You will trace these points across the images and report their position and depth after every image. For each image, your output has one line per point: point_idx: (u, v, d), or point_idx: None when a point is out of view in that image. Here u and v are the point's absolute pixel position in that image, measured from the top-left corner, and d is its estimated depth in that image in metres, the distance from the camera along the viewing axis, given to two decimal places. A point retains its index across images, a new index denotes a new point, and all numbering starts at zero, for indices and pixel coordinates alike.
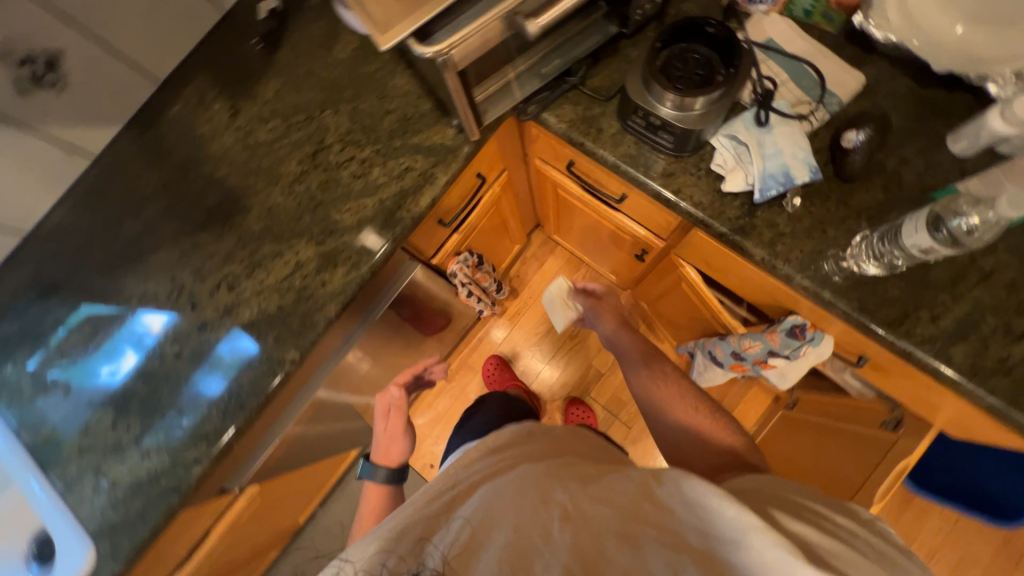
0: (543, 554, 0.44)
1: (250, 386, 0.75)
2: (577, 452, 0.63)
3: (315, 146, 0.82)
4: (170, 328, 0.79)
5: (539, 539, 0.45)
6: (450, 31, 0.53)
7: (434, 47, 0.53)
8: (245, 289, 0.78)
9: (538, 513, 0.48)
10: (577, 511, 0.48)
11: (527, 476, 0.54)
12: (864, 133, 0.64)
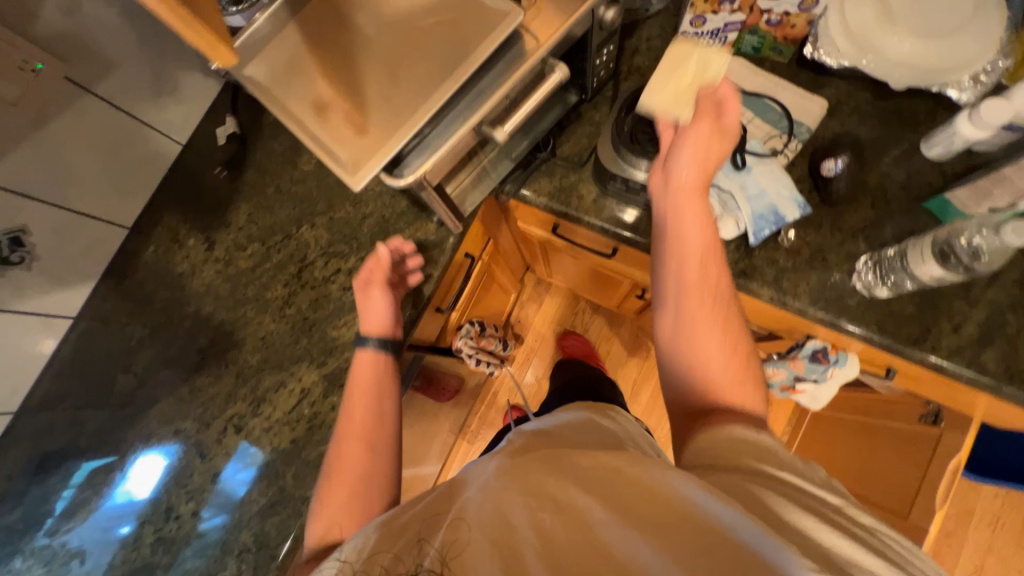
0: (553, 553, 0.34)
1: (277, 533, 0.71)
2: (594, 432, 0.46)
3: (298, 265, 0.81)
4: (182, 485, 0.75)
5: (533, 541, 0.34)
6: (422, 154, 0.52)
7: (409, 174, 0.52)
8: (254, 427, 0.75)
9: (553, 502, 0.36)
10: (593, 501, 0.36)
11: (542, 459, 0.41)
12: (842, 160, 0.64)
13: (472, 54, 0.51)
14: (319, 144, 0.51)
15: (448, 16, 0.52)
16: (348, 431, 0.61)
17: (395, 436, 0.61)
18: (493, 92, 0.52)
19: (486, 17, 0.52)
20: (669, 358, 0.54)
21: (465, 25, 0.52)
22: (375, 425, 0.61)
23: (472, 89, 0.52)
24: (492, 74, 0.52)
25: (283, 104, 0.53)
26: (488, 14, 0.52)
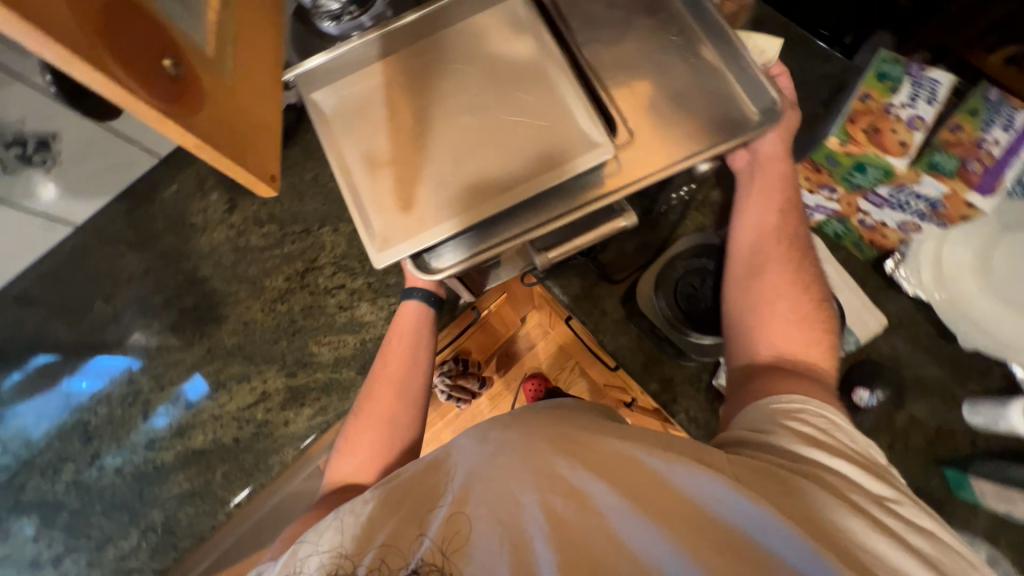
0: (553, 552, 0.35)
1: (186, 523, 0.69)
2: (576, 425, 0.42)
3: (306, 264, 0.78)
4: (117, 437, 0.74)
5: (542, 521, 0.36)
6: (460, 253, 0.49)
7: (439, 272, 0.49)
8: (204, 409, 0.73)
9: (564, 495, 0.37)
10: (605, 495, 0.37)
11: (544, 431, 0.40)
12: (877, 395, 0.61)
13: (546, 176, 0.48)
14: (360, 205, 0.48)
15: (538, 122, 0.50)
16: (386, 378, 0.59)
17: (427, 390, 0.60)
18: (554, 216, 0.49)
19: (574, 139, 0.49)
20: (734, 320, 0.55)
21: (550, 140, 0.49)
22: (408, 376, 0.59)
23: (535, 203, 0.49)
24: (561, 195, 0.49)
25: (340, 148, 0.50)
26: (578, 138, 0.49)
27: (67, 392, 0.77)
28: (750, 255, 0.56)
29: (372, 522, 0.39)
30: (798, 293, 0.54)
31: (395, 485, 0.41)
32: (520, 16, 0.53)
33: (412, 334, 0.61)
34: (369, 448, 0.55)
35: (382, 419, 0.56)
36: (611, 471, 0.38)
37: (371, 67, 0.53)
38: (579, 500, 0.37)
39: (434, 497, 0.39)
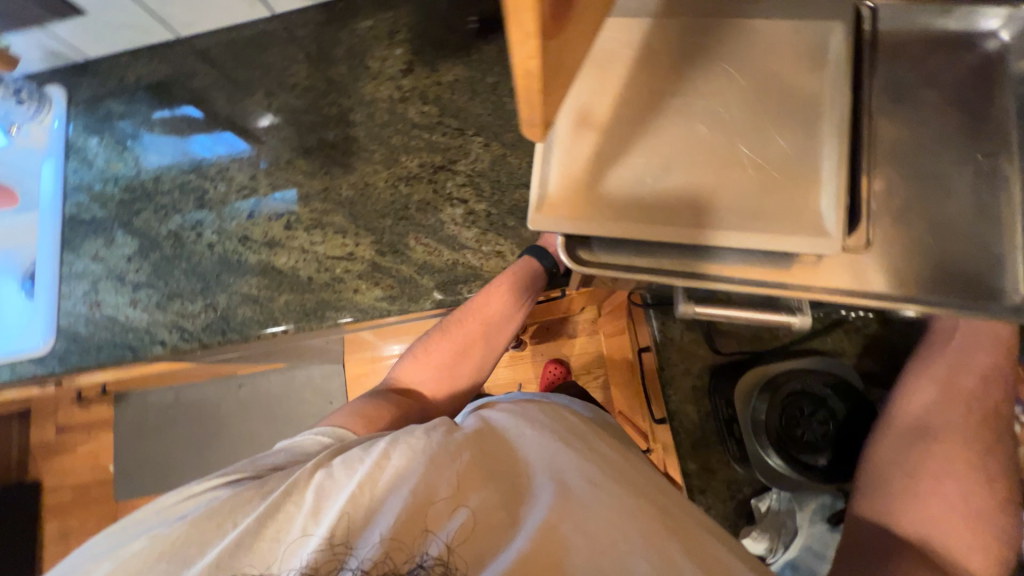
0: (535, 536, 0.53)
1: (239, 321, 0.76)
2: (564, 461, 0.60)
3: (444, 162, 0.77)
4: (222, 217, 0.80)
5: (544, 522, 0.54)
6: (613, 259, 0.54)
7: (586, 267, 0.54)
8: (298, 237, 0.77)
9: (563, 510, 0.54)
10: (596, 538, 0.52)
11: (573, 440, 0.64)
12: None
13: (723, 238, 0.48)
14: (558, 160, 0.52)
15: (774, 177, 0.49)
16: (480, 316, 0.75)
17: (501, 342, 0.79)
18: (712, 282, 0.53)
19: (807, 220, 0.48)
20: (892, 460, 0.65)
21: (787, 212, 0.48)
22: (498, 320, 0.77)
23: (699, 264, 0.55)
24: (730, 267, 0.53)
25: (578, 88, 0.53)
26: (813, 222, 0.47)
27: (191, 147, 0.84)
28: (916, 423, 0.67)
29: (429, 479, 0.56)
30: (970, 484, 0.60)
31: (443, 462, 0.58)
32: (812, 49, 0.52)
33: (504, 303, 0.75)
34: (437, 371, 0.77)
35: (454, 348, 0.76)
36: (603, 503, 0.55)
37: (641, 30, 0.54)
38: (582, 526, 0.53)
39: (477, 469, 0.59)
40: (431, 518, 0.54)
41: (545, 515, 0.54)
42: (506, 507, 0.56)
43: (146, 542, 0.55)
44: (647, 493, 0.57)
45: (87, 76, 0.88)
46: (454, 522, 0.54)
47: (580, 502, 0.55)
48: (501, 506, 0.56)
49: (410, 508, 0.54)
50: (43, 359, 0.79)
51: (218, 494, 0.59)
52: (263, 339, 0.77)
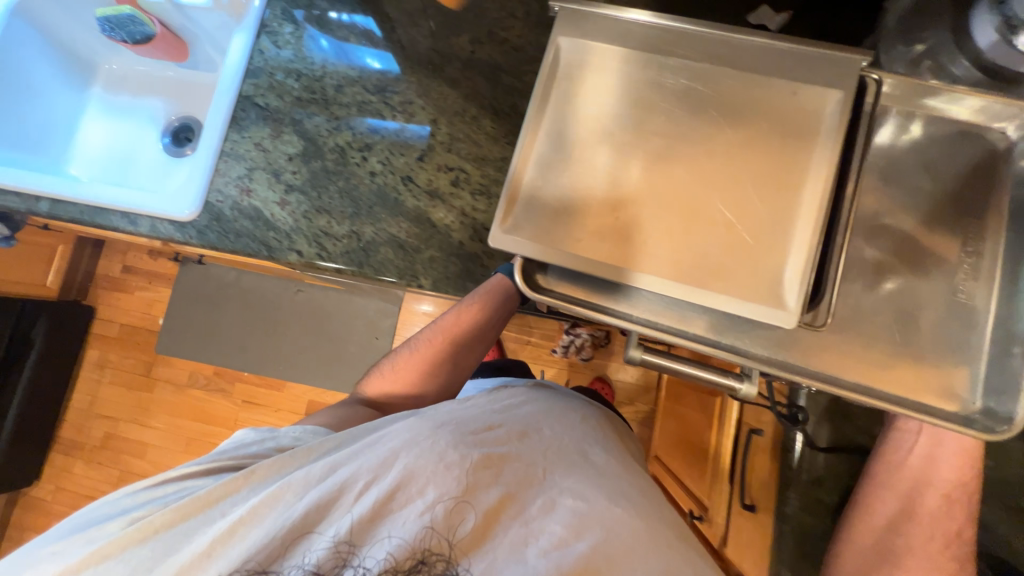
0: (541, 542, 0.53)
1: (379, 259, 0.74)
2: (557, 466, 0.60)
3: None
4: (391, 150, 0.77)
5: (552, 537, 0.53)
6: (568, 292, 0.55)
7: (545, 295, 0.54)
8: (460, 196, 0.74)
9: (580, 525, 0.54)
10: (611, 554, 0.52)
11: (568, 444, 0.65)
12: None
13: (636, 274, 0.50)
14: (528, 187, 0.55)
15: (745, 240, 0.50)
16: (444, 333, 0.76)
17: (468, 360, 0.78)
18: (629, 318, 0.54)
19: (765, 287, 0.48)
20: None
21: (736, 275, 0.49)
22: (466, 340, 0.77)
23: None
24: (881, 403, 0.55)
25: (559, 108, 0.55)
26: (771, 295, 0.48)
27: (353, 57, 0.82)
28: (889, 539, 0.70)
29: (441, 484, 0.54)
30: None
31: (454, 465, 0.55)
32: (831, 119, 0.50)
33: (469, 324, 0.75)
34: (406, 385, 0.76)
35: (421, 364, 0.77)
36: (618, 522, 0.55)
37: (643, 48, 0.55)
38: (601, 543, 0.53)
39: (491, 474, 0.56)
40: (446, 522, 0.53)
41: (559, 530, 0.53)
42: (522, 509, 0.55)
43: (122, 527, 0.56)
44: (659, 527, 0.57)
45: None
46: (469, 524, 0.53)
47: (599, 515, 0.55)
48: (511, 508, 0.55)
49: (426, 510, 0.53)
50: (182, 226, 0.79)
51: (194, 482, 0.61)
52: (393, 284, 0.76)
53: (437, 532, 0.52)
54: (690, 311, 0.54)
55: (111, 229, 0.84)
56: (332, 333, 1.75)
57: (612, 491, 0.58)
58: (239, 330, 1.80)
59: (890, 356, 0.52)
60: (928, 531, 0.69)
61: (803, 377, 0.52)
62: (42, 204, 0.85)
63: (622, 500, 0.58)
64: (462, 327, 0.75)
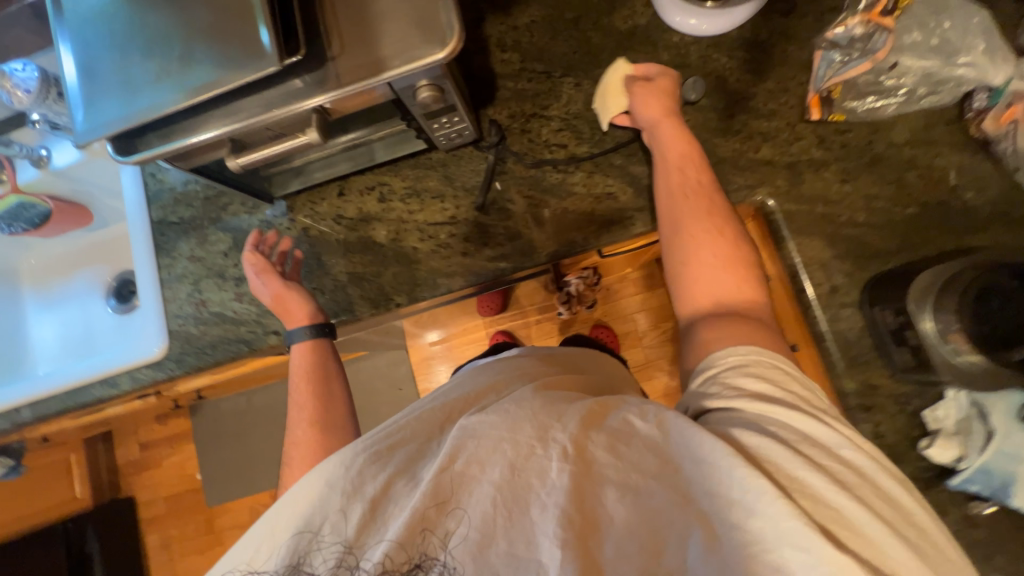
0: (406, 484, 0.45)
1: (350, 300, 0.74)
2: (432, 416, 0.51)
3: (536, 110, 0.73)
4: (310, 202, 0.77)
5: (383, 478, 0.45)
6: (149, 144, 0.54)
7: (140, 155, 0.54)
8: (394, 207, 0.75)
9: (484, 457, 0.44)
10: (484, 458, 0.44)
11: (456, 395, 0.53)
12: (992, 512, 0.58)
13: (160, 93, 0.50)
14: (71, 76, 0.53)
15: (219, 17, 0.49)
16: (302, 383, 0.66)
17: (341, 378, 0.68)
18: (185, 135, 0.53)
19: (245, 41, 0.48)
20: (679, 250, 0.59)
21: (226, 48, 0.49)
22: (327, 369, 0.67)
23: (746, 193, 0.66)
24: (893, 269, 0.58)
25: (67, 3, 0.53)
26: (250, 44, 0.48)
27: None
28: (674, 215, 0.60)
29: (322, 504, 0.45)
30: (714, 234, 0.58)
31: (326, 480, 0.46)
32: None
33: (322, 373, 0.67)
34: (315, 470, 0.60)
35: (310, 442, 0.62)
36: (507, 429, 0.45)
37: None
38: (476, 456, 0.44)
39: (379, 465, 0.46)
40: (327, 531, 0.44)
41: (471, 470, 0.44)
42: (395, 466, 0.46)
43: None
44: (563, 416, 0.46)
45: None
46: (356, 517, 0.44)
47: (481, 436, 0.45)
48: (405, 483, 0.45)
49: (319, 543, 0.44)
50: (159, 363, 0.79)
51: None
52: (374, 317, 0.76)
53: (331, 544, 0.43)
54: (221, 113, 0.53)
55: (101, 401, 0.84)
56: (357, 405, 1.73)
57: (516, 399, 0.49)
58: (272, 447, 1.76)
59: (392, 43, 0.51)
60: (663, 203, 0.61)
61: (323, 95, 0.51)
62: (24, 412, 0.84)
63: (530, 402, 0.48)
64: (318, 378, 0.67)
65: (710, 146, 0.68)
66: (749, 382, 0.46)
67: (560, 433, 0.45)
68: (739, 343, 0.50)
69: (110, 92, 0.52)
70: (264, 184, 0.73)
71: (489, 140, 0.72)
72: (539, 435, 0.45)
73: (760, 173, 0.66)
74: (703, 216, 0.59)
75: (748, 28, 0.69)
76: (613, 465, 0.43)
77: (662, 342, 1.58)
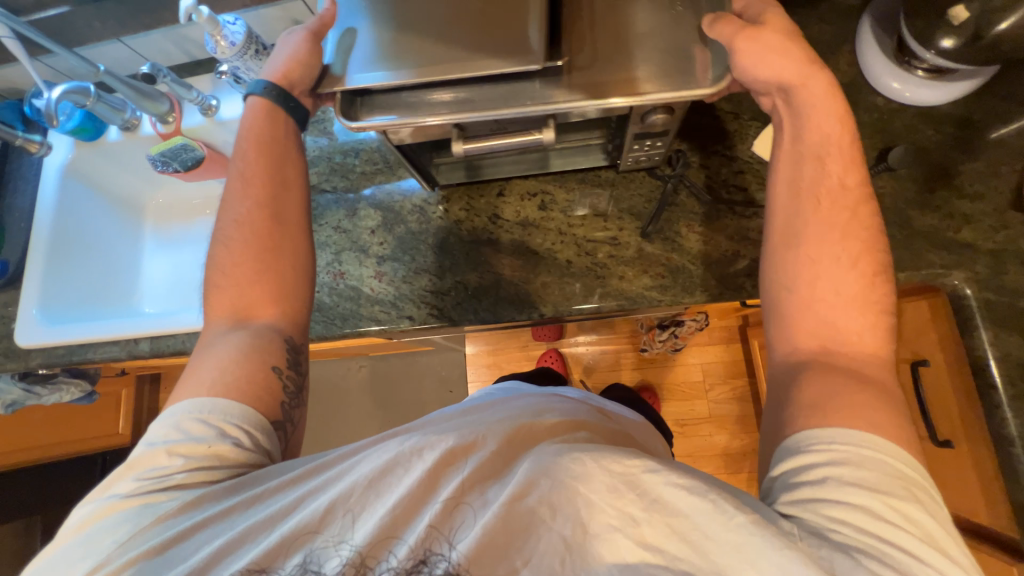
0: (475, 494, 0.45)
1: (492, 301, 0.73)
2: (500, 422, 0.50)
3: (718, 148, 0.71)
4: (468, 196, 0.77)
5: (460, 479, 0.46)
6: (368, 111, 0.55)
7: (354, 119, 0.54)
8: (553, 217, 0.74)
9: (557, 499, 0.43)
10: (557, 503, 0.43)
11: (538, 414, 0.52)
12: None
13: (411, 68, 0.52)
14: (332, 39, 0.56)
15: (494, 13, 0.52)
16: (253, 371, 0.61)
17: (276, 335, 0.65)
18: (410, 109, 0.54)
19: (516, 38, 0.50)
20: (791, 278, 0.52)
21: (490, 43, 0.51)
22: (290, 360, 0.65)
23: (941, 272, 0.62)
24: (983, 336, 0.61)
25: None
26: (519, 42, 0.50)
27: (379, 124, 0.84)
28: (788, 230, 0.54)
29: (396, 492, 0.46)
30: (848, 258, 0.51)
31: (394, 464, 0.47)
32: None
33: (259, 139, 0.68)
34: (265, 293, 0.65)
35: (275, 271, 0.66)
36: (586, 480, 0.43)
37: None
38: (551, 499, 0.44)
39: (454, 466, 0.47)
40: (391, 525, 0.45)
41: (535, 501, 0.44)
42: (465, 471, 0.46)
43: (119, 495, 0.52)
44: (650, 478, 0.42)
45: None
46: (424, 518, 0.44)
47: (556, 477, 0.44)
48: (478, 494, 0.45)
49: (344, 536, 0.45)
50: None
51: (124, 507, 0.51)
52: (511, 323, 0.74)
53: (394, 536, 0.44)
54: (425, 101, 0.54)
55: None
56: (404, 398, 1.72)
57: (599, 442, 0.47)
58: (312, 422, 1.76)
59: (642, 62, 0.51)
60: (790, 221, 0.53)
61: (553, 103, 0.51)
62: (142, 345, 0.85)
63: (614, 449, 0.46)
64: (259, 163, 0.68)
65: (904, 216, 0.65)
66: (851, 489, 0.40)
67: (637, 495, 0.42)
68: (846, 424, 0.43)
69: (366, 61, 0.54)
70: (432, 170, 0.73)
71: (665, 168, 0.71)
72: (621, 490, 0.42)
73: (957, 255, 0.63)
74: (848, 237, 0.51)
75: (956, 105, 0.67)
76: (675, 542, 0.41)
77: (729, 399, 1.52)
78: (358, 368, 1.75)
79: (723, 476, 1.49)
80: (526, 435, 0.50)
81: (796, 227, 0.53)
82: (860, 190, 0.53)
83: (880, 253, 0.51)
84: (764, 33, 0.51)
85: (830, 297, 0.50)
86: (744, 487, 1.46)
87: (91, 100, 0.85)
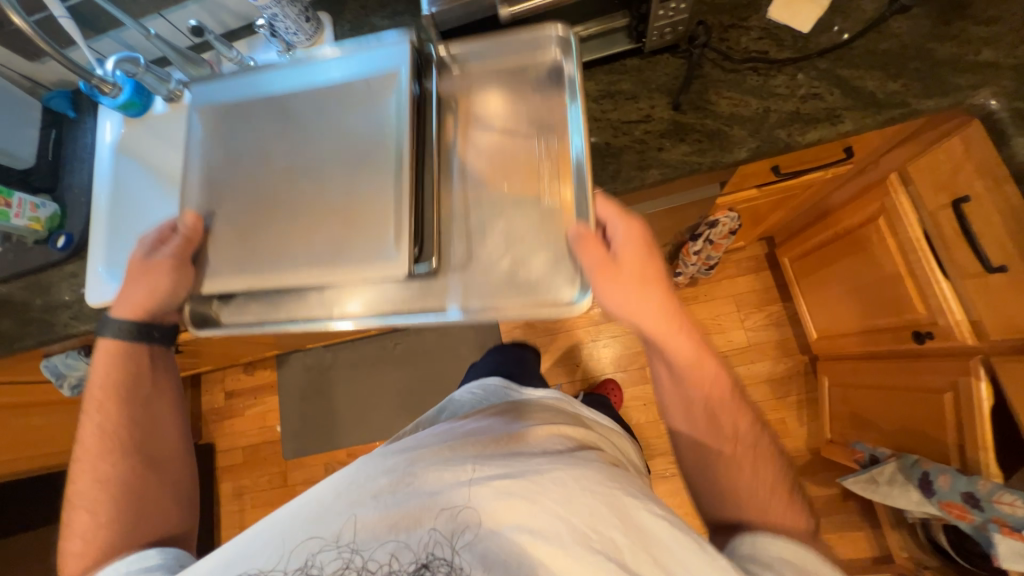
0: (439, 524, 0.56)
1: None
2: (465, 450, 0.64)
3: (734, 21, 0.75)
4: None
5: (431, 524, 0.56)
6: (238, 321, 0.69)
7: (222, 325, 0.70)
8: (586, 108, 0.78)
9: (530, 522, 0.55)
10: (542, 523, 0.55)
11: (498, 441, 0.66)
12: None
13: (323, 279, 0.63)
14: (213, 264, 0.66)
15: (352, 216, 0.64)
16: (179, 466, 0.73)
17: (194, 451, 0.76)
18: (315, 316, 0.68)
19: (374, 258, 0.62)
20: (700, 485, 0.67)
21: (350, 251, 0.63)
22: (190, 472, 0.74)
23: (972, 91, 0.65)
24: None
25: (217, 202, 0.67)
26: (382, 253, 0.62)
27: None
28: (692, 441, 0.67)
29: (375, 532, 0.55)
30: (737, 411, 0.67)
31: (388, 484, 0.59)
32: None
33: (115, 401, 0.69)
34: (153, 516, 0.66)
35: (157, 502, 0.68)
36: (567, 506, 0.56)
37: (401, 116, 0.65)
38: (533, 525, 0.55)
39: (439, 476, 0.60)
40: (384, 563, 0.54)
41: (508, 535, 0.55)
42: (446, 496, 0.57)
43: None
44: (632, 504, 0.58)
45: (343, 5, 0.96)
46: (424, 531, 0.55)
47: (540, 503, 0.56)
48: (472, 510, 0.56)
49: (348, 546, 0.55)
50: None
51: None
52: None
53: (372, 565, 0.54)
54: (426, 285, 0.69)
55: None
56: (442, 369, 1.75)
57: (572, 472, 0.60)
58: (354, 403, 1.79)
59: None
60: (699, 443, 0.67)
61: (506, 310, 0.66)
62: None
63: (573, 476, 0.59)
64: (119, 424, 0.68)
65: (926, 50, 0.68)
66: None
67: (602, 501, 0.57)
68: (773, 537, 0.58)
69: (256, 307, 0.69)
70: None
71: (686, 43, 0.75)
72: (593, 510, 0.56)
73: (984, 74, 0.65)
74: (751, 472, 0.63)
75: None
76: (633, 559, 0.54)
77: (764, 325, 1.52)
78: (393, 344, 1.79)
79: (771, 402, 1.48)
80: (491, 453, 0.63)
81: (703, 397, 0.67)
82: (743, 417, 0.67)
83: (750, 412, 0.68)
84: (625, 273, 0.63)
85: (745, 492, 0.63)
86: (793, 410, 1.46)
87: (140, 69, 0.91)
